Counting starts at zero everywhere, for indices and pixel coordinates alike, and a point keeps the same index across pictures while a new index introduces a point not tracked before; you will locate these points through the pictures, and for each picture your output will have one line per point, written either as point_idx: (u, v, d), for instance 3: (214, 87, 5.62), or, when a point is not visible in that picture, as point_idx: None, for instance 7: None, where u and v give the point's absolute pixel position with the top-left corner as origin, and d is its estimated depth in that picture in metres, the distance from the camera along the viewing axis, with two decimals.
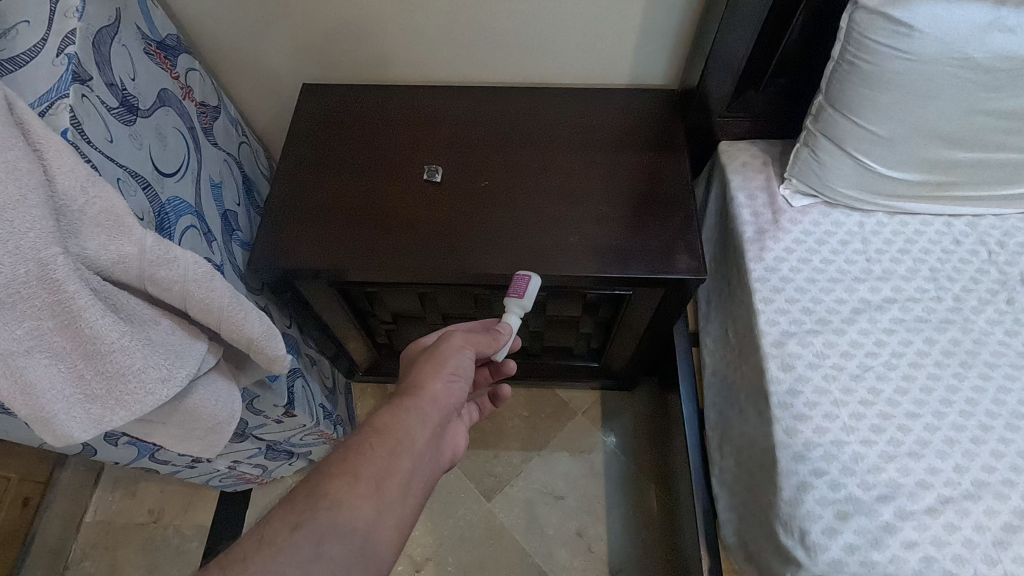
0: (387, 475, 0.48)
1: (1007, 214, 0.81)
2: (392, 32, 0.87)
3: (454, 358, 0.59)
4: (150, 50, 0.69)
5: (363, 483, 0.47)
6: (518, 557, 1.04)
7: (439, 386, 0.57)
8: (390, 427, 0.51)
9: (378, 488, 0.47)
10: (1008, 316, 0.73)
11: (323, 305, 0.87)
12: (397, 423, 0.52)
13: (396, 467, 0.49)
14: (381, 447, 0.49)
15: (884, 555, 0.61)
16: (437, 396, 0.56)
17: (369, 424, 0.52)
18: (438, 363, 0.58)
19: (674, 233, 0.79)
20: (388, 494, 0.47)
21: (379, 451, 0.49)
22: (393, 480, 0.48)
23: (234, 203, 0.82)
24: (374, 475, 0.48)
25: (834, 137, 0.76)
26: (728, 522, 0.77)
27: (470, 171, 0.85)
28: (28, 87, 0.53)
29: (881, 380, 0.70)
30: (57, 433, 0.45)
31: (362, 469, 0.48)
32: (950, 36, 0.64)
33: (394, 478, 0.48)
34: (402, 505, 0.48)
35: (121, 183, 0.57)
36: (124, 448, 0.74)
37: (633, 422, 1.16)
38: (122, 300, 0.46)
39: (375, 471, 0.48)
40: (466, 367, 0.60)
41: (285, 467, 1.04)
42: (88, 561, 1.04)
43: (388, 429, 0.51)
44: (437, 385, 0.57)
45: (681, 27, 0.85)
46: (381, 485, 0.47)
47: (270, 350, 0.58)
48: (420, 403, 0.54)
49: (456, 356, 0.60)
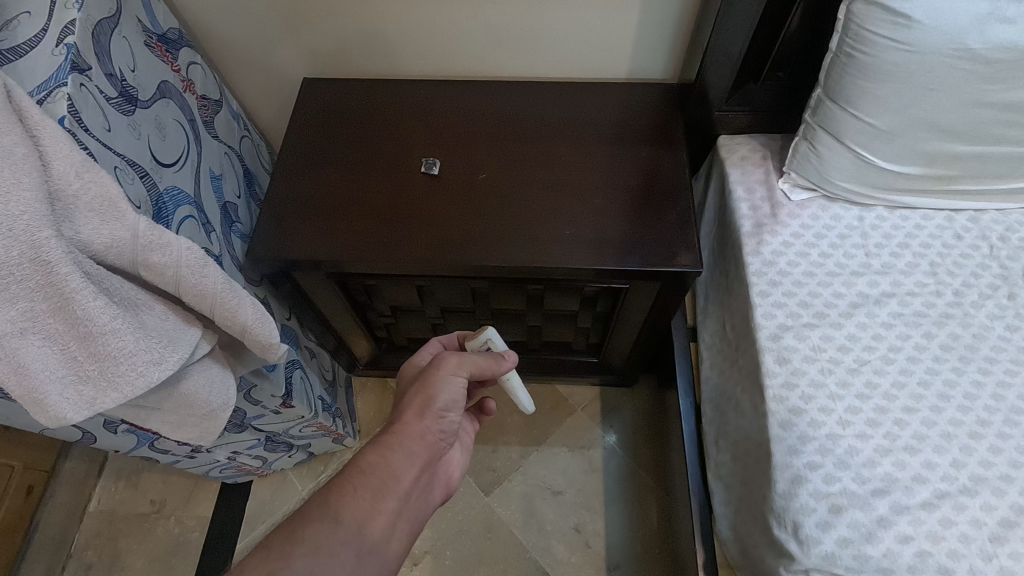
0: (370, 517, 0.53)
1: (1010, 209, 0.80)
2: (394, 27, 0.88)
3: (441, 394, 0.62)
4: (151, 42, 0.69)
5: (343, 527, 0.51)
6: (516, 551, 1.05)
7: (426, 422, 0.61)
8: (375, 466, 0.56)
9: (360, 532, 0.51)
10: (1010, 311, 0.73)
11: (321, 296, 0.88)
12: (383, 464, 0.56)
13: (380, 509, 0.53)
14: (365, 488, 0.54)
15: (877, 549, 0.60)
16: (424, 434, 0.60)
17: (356, 462, 0.56)
18: (428, 399, 0.62)
19: (671, 226, 0.78)
20: (370, 537, 0.52)
21: (364, 493, 0.54)
22: (377, 522, 0.53)
23: (234, 195, 0.83)
24: (355, 520, 0.52)
25: (832, 130, 0.75)
26: (723, 516, 0.76)
27: (467, 164, 0.85)
28: (27, 77, 0.54)
29: (878, 374, 0.69)
30: (50, 412, 0.46)
31: (344, 512, 0.52)
32: (948, 27, 0.64)
33: (377, 520, 0.53)
34: (384, 547, 0.53)
35: (119, 172, 0.58)
36: (123, 436, 0.74)
37: (633, 418, 1.16)
38: (116, 284, 0.47)
39: (357, 515, 0.52)
40: (452, 401, 0.63)
41: (285, 459, 1.05)
42: (91, 550, 1.05)
43: (372, 468, 0.56)
44: (424, 422, 0.61)
45: (681, 21, 0.85)
46: (363, 528, 0.52)
47: (265, 338, 0.59)
48: (407, 441, 0.59)
49: (443, 389, 0.63)
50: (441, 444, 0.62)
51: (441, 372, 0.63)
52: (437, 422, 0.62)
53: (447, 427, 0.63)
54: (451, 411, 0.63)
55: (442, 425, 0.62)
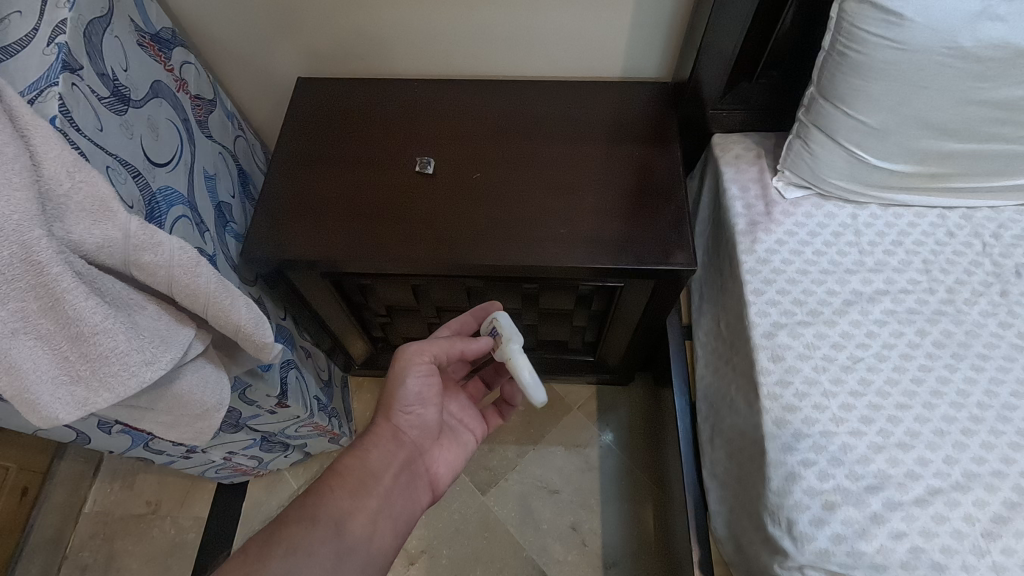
0: (348, 516, 0.53)
1: (1003, 206, 0.80)
2: (389, 27, 0.88)
3: (402, 389, 0.61)
4: (144, 42, 0.69)
5: (321, 526, 0.51)
6: (513, 550, 1.05)
7: (396, 419, 0.61)
8: (351, 467, 0.57)
9: (339, 531, 0.52)
10: (1002, 308, 0.73)
11: (316, 295, 0.88)
12: (359, 464, 0.57)
13: (358, 508, 0.54)
14: (342, 488, 0.55)
15: (870, 545, 0.60)
16: (397, 433, 0.61)
17: (333, 464, 0.57)
18: (392, 396, 0.61)
19: (666, 225, 0.78)
20: (349, 536, 0.52)
21: (341, 493, 0.54)
22: (355, 521, 0.53)
23: (228, 194, 0.83)
24: (333, 520, 0.52)
25: (825, 128, 0.76)
26: (718, 514, 0.76)
27: (461, 163, 0.85)
28: (18, 76, 0.54)
29: (871, 372, 0.70)
30: (42, 413, 0.46)
31: (322, 512, 0.52)
32: (940, 25, 0.64)
33: (355, 518, 0.54)
34: (365, 545, 0.53)
35: (111, 171, 0.57)
36: (117, 436, 0.74)
37: (629, 417, 1.16)
38: (107, 284, 0.46)
39: (335, 514, 0.53)
40: (416, 393, 0.61)
41: (280, 459, 1.05)
42: (86, 552, 1.05)
43: (348, 469, 0.57)
44: (394, 419, 0.61)
45: (675, 20, 0.85)
46: (341, 527, 0.52)
47: (259, 337, 0.59)
48: (381, 440, 0.60)
49: (406, 382, 0.61)
50: (418, 441, 0.62)
51: (404, 364, 0.62)
52: (408, 417, 0.62)
53: (423, 420, 0.63)
54: (418, 406, 0.62)
55: (414, 419, 0.62)
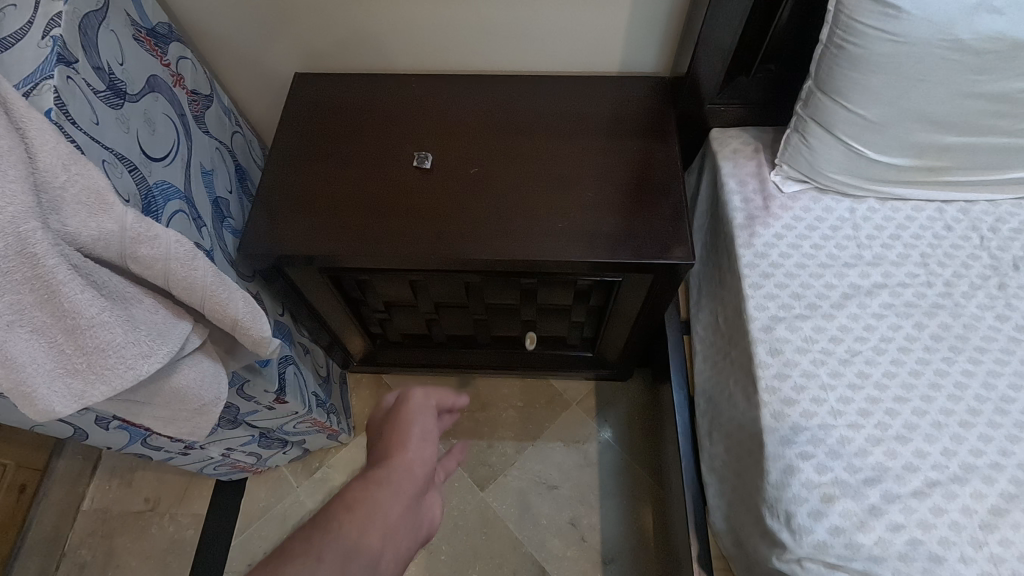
0: (351, 559, 0.44)
1: (1000, 199, 0.80)
2: (386, 22, 0.88)
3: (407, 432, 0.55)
4: (140, 37, 0.69)
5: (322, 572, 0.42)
6: (512, 545, 1.05)
7: (407, 453, 0.53)
8: (360, 499, 0.48)
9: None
10: (999, 301, 0.73)
11: (314, 291, 0.88)
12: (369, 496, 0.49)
13: (363, 550, 0.45)
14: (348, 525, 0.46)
15: (868, 537, 0.60)
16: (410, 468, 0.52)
17: (338, 495, 0.49)
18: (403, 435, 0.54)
19: (664, 219, 0.78)
20: None
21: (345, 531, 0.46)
22: (358, 566, 0.44)
23: (225, 190, 0.83)
24: (333, 561, 0.43)
25: (823, 121, 0.76)
26: (716, 508, 0.76)
27: (459, 158, 0.85)
28: (13, 69, 0.54)
29: (870, 365, 0.70)
30: (38, 406, 0.46)
31: (325, 552, 0.43)
32: (938, 17, 0.64)
33: (358, 562, 0.44)
34: None
35: (107, 165, 0.57)
36: (115, 432, 0.74)
37: (628, 413, 1.16)
38: (104, 277, 0.46)
39: (335, 557, 0.44)
40: (424, 434, 0.56)
41: (279, 455, 1.05)
42: (85, 549, 1.05)
43: (357, 502, 0.48)
44: (407, 453, 0.53)
45: (673, 15, 0.85)
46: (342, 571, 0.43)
47: (257, 332, 0.59)
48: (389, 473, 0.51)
49: (416, 421, 0.56)
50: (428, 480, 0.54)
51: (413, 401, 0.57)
52: (421, 452, 0.54)
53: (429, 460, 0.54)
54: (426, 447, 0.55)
55: (425, 456, 0.54)
